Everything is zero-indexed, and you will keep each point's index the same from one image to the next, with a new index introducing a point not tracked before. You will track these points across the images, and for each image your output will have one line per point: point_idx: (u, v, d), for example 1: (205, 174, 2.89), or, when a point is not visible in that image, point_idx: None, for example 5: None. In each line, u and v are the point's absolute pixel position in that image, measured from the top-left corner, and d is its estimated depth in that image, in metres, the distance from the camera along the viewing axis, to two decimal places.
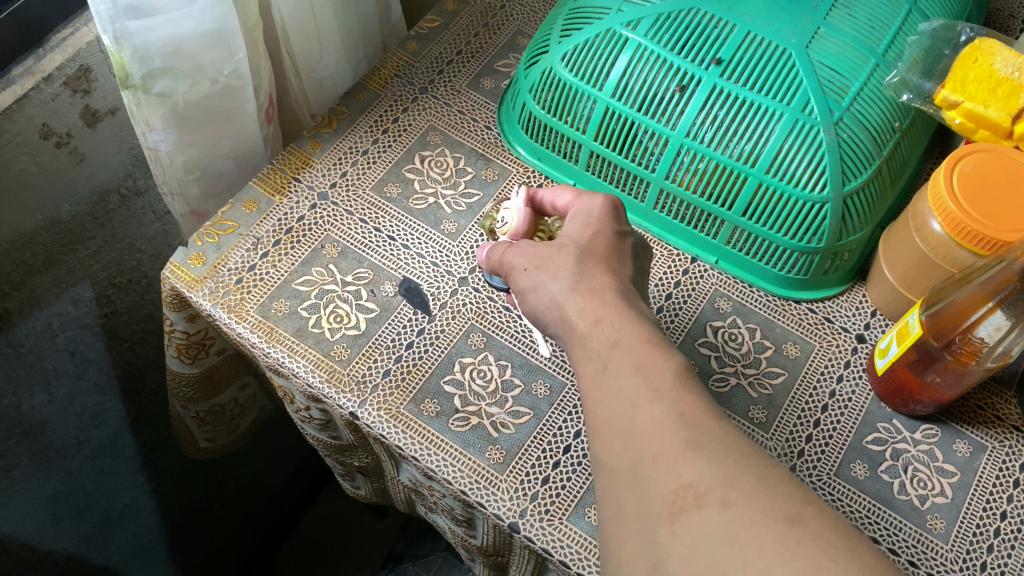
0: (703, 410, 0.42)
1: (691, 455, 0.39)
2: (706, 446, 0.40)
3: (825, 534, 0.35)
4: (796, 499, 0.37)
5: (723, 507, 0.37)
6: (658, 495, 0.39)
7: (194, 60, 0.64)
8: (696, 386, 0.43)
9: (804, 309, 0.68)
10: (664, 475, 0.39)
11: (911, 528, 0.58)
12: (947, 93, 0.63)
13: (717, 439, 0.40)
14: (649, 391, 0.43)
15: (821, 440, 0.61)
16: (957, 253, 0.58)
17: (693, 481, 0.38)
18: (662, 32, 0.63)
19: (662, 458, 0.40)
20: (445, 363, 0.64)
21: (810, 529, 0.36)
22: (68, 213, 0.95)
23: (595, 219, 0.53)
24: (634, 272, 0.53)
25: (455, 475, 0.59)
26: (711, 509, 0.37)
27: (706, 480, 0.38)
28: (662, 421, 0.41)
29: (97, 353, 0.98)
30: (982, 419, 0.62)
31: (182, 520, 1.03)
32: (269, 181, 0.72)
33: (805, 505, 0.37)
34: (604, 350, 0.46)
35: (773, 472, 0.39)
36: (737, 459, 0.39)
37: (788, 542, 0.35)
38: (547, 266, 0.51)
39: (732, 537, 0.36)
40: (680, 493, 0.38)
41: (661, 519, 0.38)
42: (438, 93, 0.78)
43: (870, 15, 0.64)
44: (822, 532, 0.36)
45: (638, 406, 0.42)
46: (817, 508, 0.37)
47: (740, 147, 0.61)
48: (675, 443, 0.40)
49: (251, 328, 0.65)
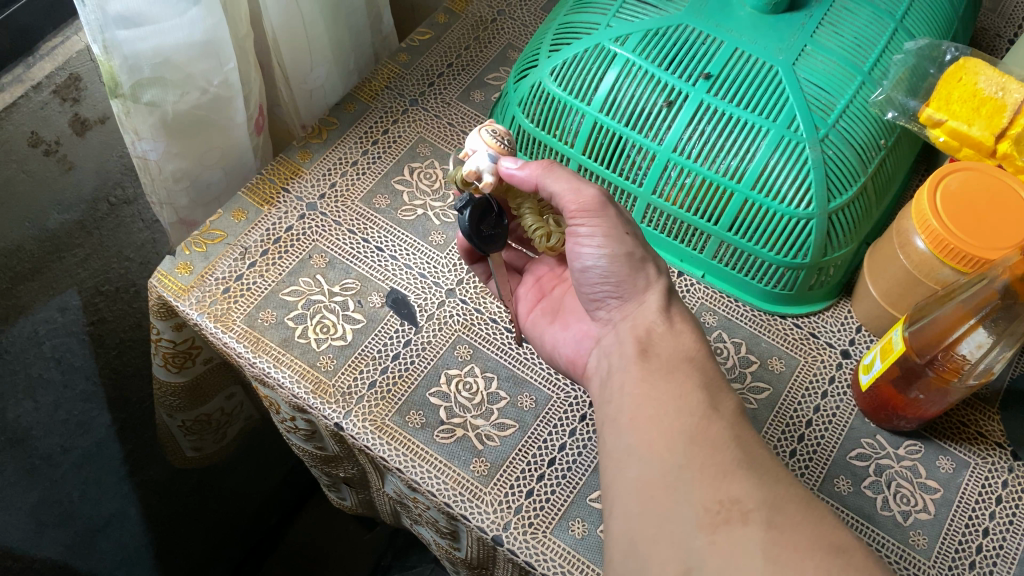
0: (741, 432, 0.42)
1: (740, 473, 0.40)
2: (755, 469, 0.40)
3: (869, 568, 0.36)
4: (841, 532, 0.38)
5: (768, 526, 0.37)
6: (700, 508, 0.39)
7: (183, 71, 0.64)
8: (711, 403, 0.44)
9: (789, 324, 0.68)
10: (711, 487, 0.39)
11: (893, 544, 0.58)
12: (932, 112, 0.64)
13: (768, 468, 0.41)
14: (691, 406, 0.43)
15: (805, 455, 0.61)
16: (940, 270, 0.58)
17: (739, 497, 0.39)
18: (649, 48, 0.64)
19: (710, 469, 0.40)
20: (431, 375, 0.64)
21: (855, 561, 0.36)
22: (56, 222, 0.96)
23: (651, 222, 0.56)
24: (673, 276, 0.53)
25: (439, 487, 0.58)
26: (755, 526, 0.38)
27: (754, 499, 0.39)
28: (718, 438, 0.42)
29: (83, 361, 0.98)
30: (965, 435, 0.62)
31: (168, 528, 1.02)
32: (258, 191, 0.72)
33: (849, 539, 0.38)
34: (676, 359, 0.47)
35: (818, 503, 0.39)
36: (786, 486, 0.40)
37: (830, 567, 0.36)
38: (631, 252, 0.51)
39: (771, 556, 0.36)
40: (725, 505, 0.39)
41: (700, 528, 0.38)
42: (430, 106, 0.78)
43: (856, 33, 0.65)
44: (866, 566, 0.36)
45: (690, 416, 0.43)
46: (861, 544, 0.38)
47: (726, 162, 0.61)
48: (728, 461, 0.41)
49: (238, 338, 0.64)
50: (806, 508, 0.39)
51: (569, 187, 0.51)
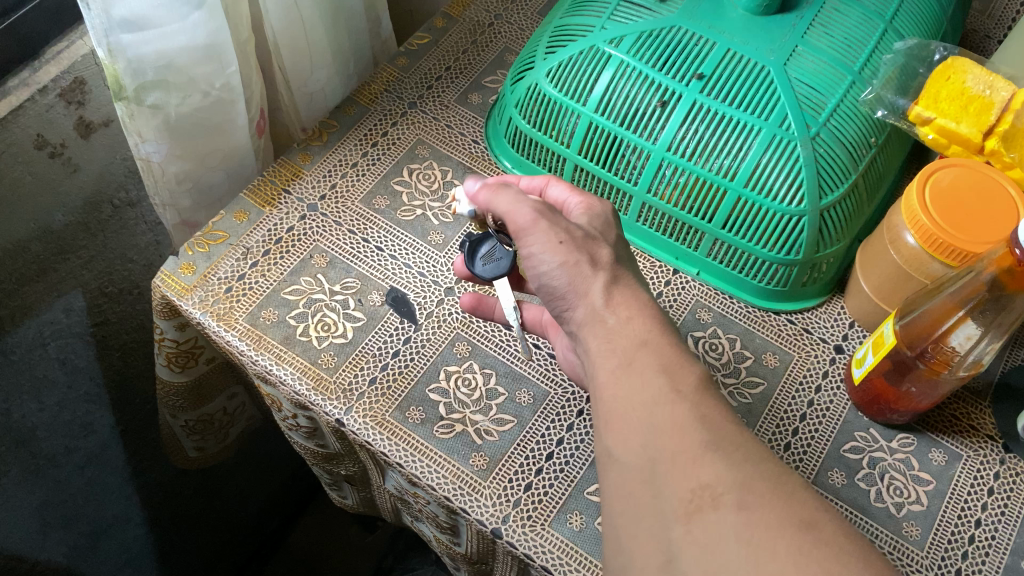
0: (721, 413, 0.43)
1: (710, 457, 0.40)
2: (724, 449, 0.40)
3: (838, 542, 0.37)
4: (812, 506, 0.39)
5: (738, 509, 0.38)
6: (675, 494, 0.40)
7: (186, 74, 0.66)
8: (713, 391, 0.44)
9: (782, 320, 0.69)
10: (682, 476, 0.40)
11: (887, 535, 0.59)
12: (921, 110, 0.65)
13: (736, 444, 0.41)
14: (670, 392, 0.43)
15: (800, 448, 0.62)
16: (930, 265, 0.59)
17: (711, 481, 0.39)
18: (643, 50, 0.65)
19: (681, 457, 0.40)
20: (430, 371, 0.65)
21: (825, 535, 0.37)
22: (60, 223, 0.97)
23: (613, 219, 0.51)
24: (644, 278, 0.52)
25: (439, 481, 0.60)
26: (727, 510, 0.38)
27: (724, 482, 0.39)
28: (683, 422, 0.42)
29: (87, 362, 0.99)
30: (957, 428, 0.63)
31: (170, 530, 1.03)
32: (259, 192, 0.73)
33: (821, 514, 0.38)
34: (629, 347, 0.45)
35: (789, 479, 0.40)
36: (757, 464, 0.40)
37: (801, 546, 0.36)
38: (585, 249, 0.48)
39: (746, 540, 0.37)
40: (697, 492, 0.39)
41: (677, 517, 0.39)
42: (427, 108, 0.79)
43: (846, 34, 0.66)
44: (835, 539, 0.37)
45: (658, 405, 0.42)
46: (832, 516, 0.39)
47: (719, 161, 0.63)
48: (696, 444, 0.41)
49: (240, 336, 0.66)
50: (781, 489, 0.39)
51: (511, 207, 0.50)
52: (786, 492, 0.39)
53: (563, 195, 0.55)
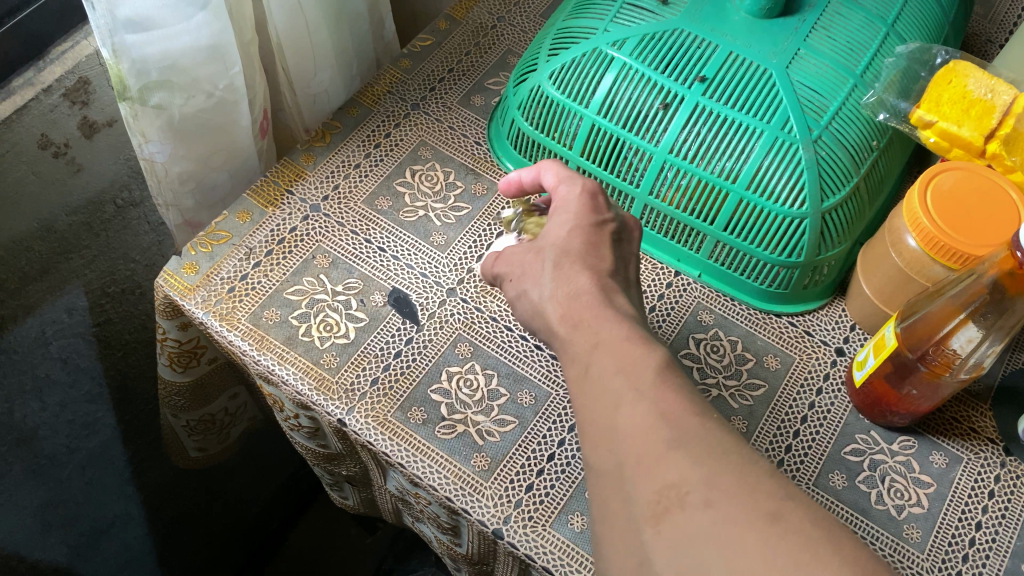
0: (681, 407, 0.41)
1: (673, 453, 0.39)
2: (687, 446, 0.39)
3: (807, 530, 0.35)
4: (777, 495, 0.37)
5: (706, 507, 0.37)
6: (642, 496, 0.38)
7: (190, 74, 0.66)
8: (674, 379, 0.42)
9: (784, 323, 0.69)
10: (648, 476, 0.38)
11: (888, 537, 0.59)
12: (922, 113, 0.65)
13: (699, 439, 0.39)
14: (629, 392, 0.41)
15: (800, 450, 0.62)
16: (931, 268, 0.59)
17: (676, 481, 0.38)
18: (646, 52, 0.65)
19: (645, 459, 0.39)
20: (432, 372, 0.65)
21: (791, 527, 0.36)
22: (63, 223, 0.98)
23: (569, 216, 0.51)
24: (617, 261, 0.50)
25: (440, 482, 0.60)
26: (693, 510, 0.37)
27: (690, 480, 0.38)
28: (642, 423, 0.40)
29: (89, 362, 0.99)
30: (958, 431, 0.63)
31: (172, 531, 1.03)
32: (262, 193, 0.74)
33: (786, 503, 0.37)
34: (585, 351, 0.45)
35: (752, 470, 0.38)
36: (719, 456, 0.39)
37: (768, 538, 0.35)
38: (528, 274, 0.50)
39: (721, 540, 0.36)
40: (664, 492, 0.38)
41: (645, 520, 0.38)
42: (430, 110, 0.80)
43: (848, 37, 0.66)
44: (803, 528, 0.35)
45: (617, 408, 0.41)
46: (798, 502, 0.37)
47: (721, 164, 0.63)
48: (660, 442, 0.39)
49: (242, 336, 0.66)
50: (772, 476, 0.39)
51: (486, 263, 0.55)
52: (787, 483, 0.38)
53: (554, 185, 0.54)
